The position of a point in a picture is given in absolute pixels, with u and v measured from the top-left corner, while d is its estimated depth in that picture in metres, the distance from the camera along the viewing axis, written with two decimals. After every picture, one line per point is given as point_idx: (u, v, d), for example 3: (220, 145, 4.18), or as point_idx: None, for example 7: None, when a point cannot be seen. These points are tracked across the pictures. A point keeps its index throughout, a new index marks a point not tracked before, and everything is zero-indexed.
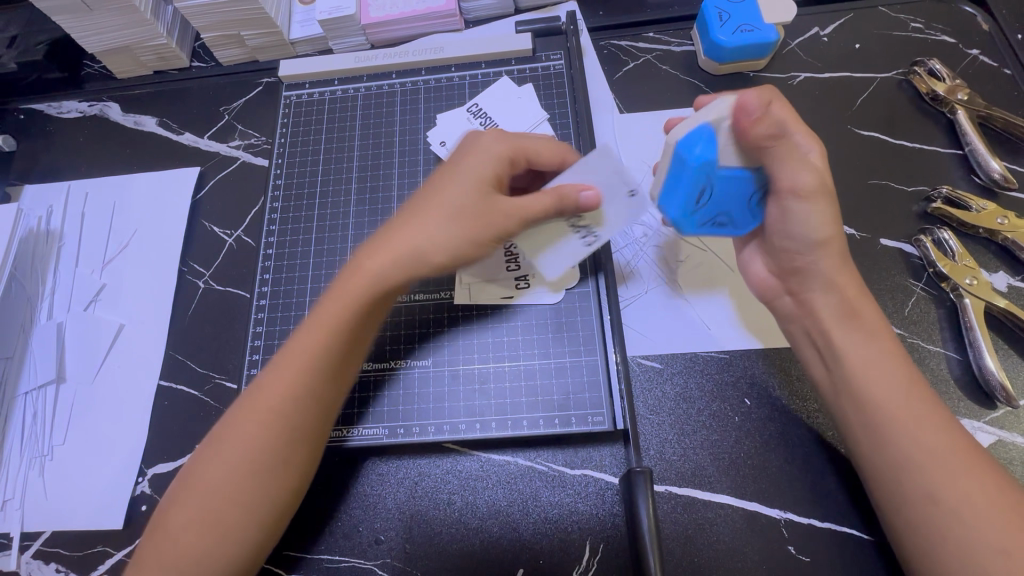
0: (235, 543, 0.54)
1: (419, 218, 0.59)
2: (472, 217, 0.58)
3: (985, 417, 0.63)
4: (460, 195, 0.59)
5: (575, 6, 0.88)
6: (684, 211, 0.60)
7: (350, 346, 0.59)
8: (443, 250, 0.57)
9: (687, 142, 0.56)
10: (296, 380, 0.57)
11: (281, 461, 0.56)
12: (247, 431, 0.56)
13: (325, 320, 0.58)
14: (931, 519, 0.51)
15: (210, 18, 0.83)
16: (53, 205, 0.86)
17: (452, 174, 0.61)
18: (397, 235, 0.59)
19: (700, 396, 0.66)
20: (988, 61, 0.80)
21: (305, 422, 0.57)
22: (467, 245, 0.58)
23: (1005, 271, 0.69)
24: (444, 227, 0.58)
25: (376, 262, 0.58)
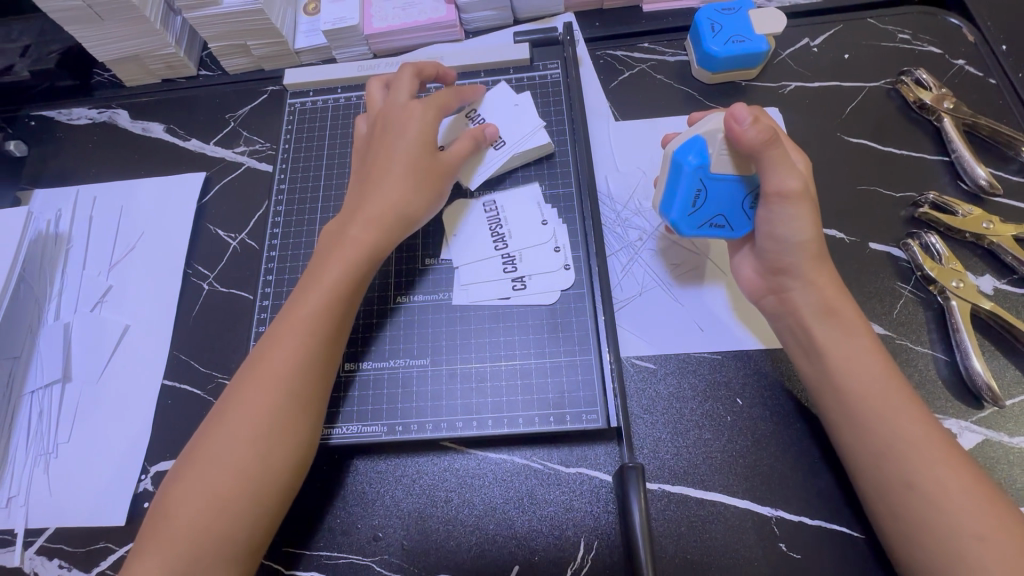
0: (247, 521, 0.56)
1: (383, 185, 0.67)
2: (429, 178, 0.68)
3: (973, 417, 0.64)
4: (408, 161, 0.68)
5: (572, 18, 0.91)
6: (682, 212, 0.64)
7: (346, 310, 0.64)
8: (420, 208, 0.68)
9: (682, 150, 0.61)
10: (296, 340, 0.61)
11: (286, 426, 0.59)
12: (250, 391, 0.59)
13: (320, 282, 0.63)
14: (908, 505, 0.53)
15: (218, 28, 0.85)
16: (62, 208, 0.88)
17: (391, 137, 0.69)
18: (372, 201, 0.66)
19: (692, 395, 0.68)
20: (973, 72, 0.82)
21: (307, 380, 0.60)
22: (428, 196, 0.68)
23: (991, 274, 0.71)
24: (409, 186, 0.67)
25: (362, 230, 0.65)
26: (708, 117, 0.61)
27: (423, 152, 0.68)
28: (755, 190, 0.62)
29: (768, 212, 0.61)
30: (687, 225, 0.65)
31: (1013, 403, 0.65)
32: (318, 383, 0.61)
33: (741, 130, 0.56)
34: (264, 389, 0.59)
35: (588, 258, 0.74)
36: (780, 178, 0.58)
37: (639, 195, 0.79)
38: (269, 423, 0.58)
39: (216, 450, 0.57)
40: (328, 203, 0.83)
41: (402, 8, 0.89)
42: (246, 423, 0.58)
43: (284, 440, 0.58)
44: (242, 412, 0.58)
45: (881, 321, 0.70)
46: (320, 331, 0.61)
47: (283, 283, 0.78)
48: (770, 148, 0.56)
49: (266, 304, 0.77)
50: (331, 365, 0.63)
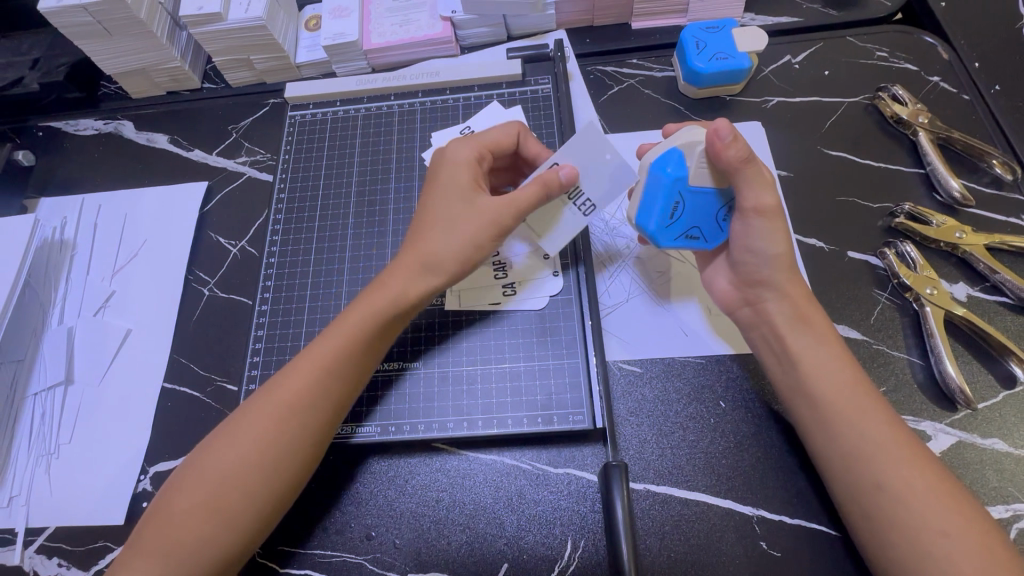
0: (236, 532, 0.58)
1: (424, 232, 0.66)
2: (468, 223, 0.65)
3: (947, 420, 0.67)
4: (448, 206, 0.66)
5: (563, 35, 0.94)
6: (660, 222, 0.65)
7: (369, 355, 0.65)
8: (452, 255, 0.64)
9: (660, 162, 0.64)
10: (314, 376, 0.62)
11: (290, 451, 0.60)
12: (264, 418, 0.61)
13: (348, 324, 0.64)
14: (877, 503, 0.55)
15: (222, 43, 0.89)
16: (68, 216, 0.91)
17: (438, 189, 0.68)
18: (411, 246, 0.67)
19: (677, 398, 0.70)
20: (947, 88, 0.86)
21: (320, 418, 0.62)
22: (472, 246, 0.64)
23: (965, 282, 0.73)
24: (449, 236, 0.65)
25: (396, 278, 0.65)
26: (684, 131, 0.64)
27: (464, 198, 0.66)
28: (727, 203, 0.66)
29: (745, 226, 0.64)
30: (665, 236, 0.66)
31: (985, 406, 0.67)
32: (330, 421, 0.63)
33: (722, 146, 0.59)
34: (277, 418, 0.60)
35: (577, 265, 0.76)
36: (756, 194, 0.61)
37: (627, 204, 0.82)
38: (277, 450, 0.60)
39: (220, 465, 0.59)
40: (326, 212, 0.85)
41: (399, 25, 0.92)
42: (254, 447, 0.59)
43: (288, 469, 0.60)
44: (251, 435, 0.60)
45: (859, 326, 0.72)
46: (340, 371, 0.63)
47: (281, 289, 0.81)
48: (746, 165, 0.60)
49: (265, 309, 0.80)
50: (345, 406, 0.64)
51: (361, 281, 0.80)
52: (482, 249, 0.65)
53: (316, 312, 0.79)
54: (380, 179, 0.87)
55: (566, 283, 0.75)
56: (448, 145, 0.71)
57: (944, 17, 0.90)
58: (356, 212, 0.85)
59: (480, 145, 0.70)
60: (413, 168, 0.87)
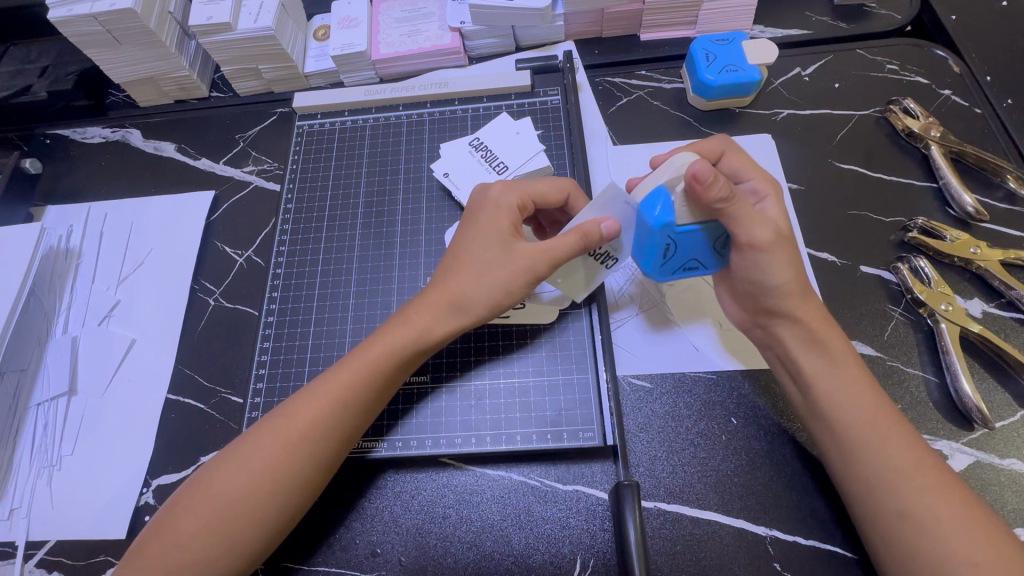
0: (239, 556, 0.57)
1: (455, 273, 0.65)
2: (503, 269, 0.63)
3: (963, 439, 0.66)
4: (484, 250, 0.65)
5: (572, 47, 0.94)
6: (653, 261, 0.66)
7: (387, 385, 0.64)
8: (482, 298, 0.63)
9: (646, 206, 0.62)
10: (332, 407, 0.61)
11: (301, 479, 0.59)
12: (277, 443, 0.60)
13: (370, 356, 0.63)
14: (901, 532, 0.55)
15: (232, 52, 0.89)
16: (74, 224, 0.91)
17: (473, 231, 0.67)
18: (441, 285, 0.65)
19: (688, 414, 0.69)
20: (959, 101, 0.85)
21: (333, 449, 0.61)
22: (504, 293, 0.64)
23: (980, 298, 0.72)
24: (481, 281, 0.64)
25: (421, 306, 0.65)
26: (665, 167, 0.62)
27: (503, 244, 0.65)
28: (722, 234, 0.64)
29: (743, 258, 0.63)
30: (660, 271, 0.68)
31: (1002, 425, 0.66)
32: (341, 451, 0.62)
33: (703, 189, 0.56)
34: (291, 445, 0.60)
35: None
36: (748, 230, 0.60)
37: None
38: (287, 479, 0.59)
39: (229, 487, 0.58)
40: (334, 222, 0.85)
41: (408, 35, 0.93)
42: (266, 472, 0.59)
43: (296, 497, 0.59)
44: (262, 460, 0.59)
45: (872, 342, 0.71)
46: (357, 404, 0.62)
47: (288, 299, 0.80)
48: (730, 205, 0.58)
49: (271, 320, 0.79)
50: (356, 436, 0.63)
51: (369, 292, 0.80)
52: (512, 294, 0.64)
53: (323, 323, 0.78)
54: (388, 189, 0.86)
55: (575, 297, 0.74)
56: (492, 186, 0.70)
57: (954, 30, 0.90)
58: (363, 222, 0.84)
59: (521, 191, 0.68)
60: (421, 179, 0.86)
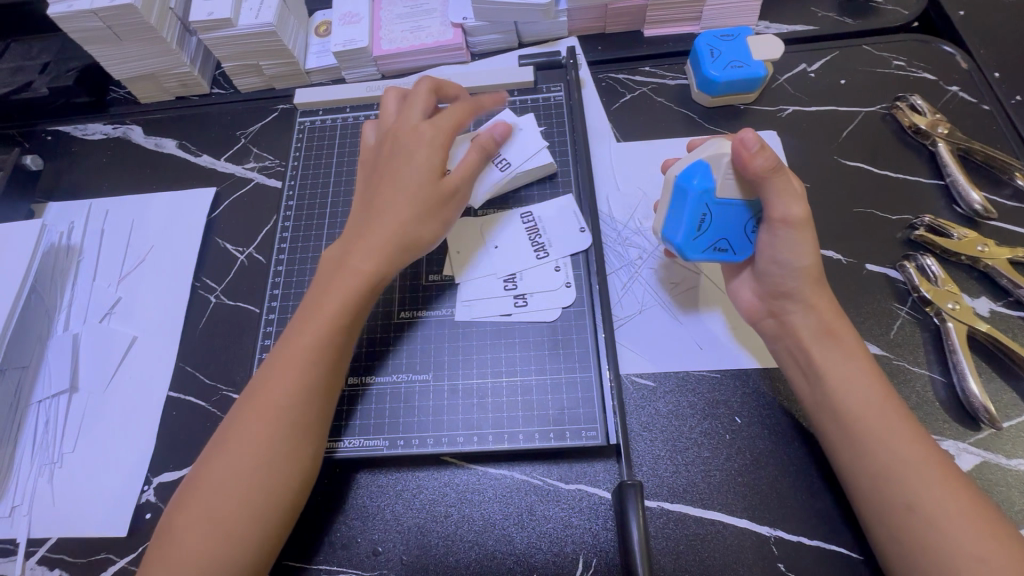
0: (250, 547, 0.57)
1: (392, 216, 0.66)
2: (443, 211, 0.69)
3: (970, 439, 0.65)
4: (412, 183, 0.67)
5: (575, 43, 0.94)
6: (687, 233, 0.64)
7: (344, 346, 0.64)
8: (431, 237, 0.69)
9: (686, 174, 0.63)
10: (296, 369, 0.61)
11: (285, 455, 0.59)
12: (251, 418, 0.60)
13: (323, 313, 0.64)
14: (908, 525, 0.54)
15: (232, 48, 0.88)
16: (75, 221, 0.90)
17: (398, 164, 0.68)
18: (376, 227, 0.66)
19: (691, 413, 0.68)
20: (966, 98, 0.84)
21: (308, 411, 0.61)
22: (435, 226, 0.68)
23: (987, 297, 0.72)
24: (412, 214, 0.67)
25: (358, 252, 0.66)
26: (707, 145, 0.64)
27: (428, 176, 0.68)
28: (756, 214, 0.65)
29: (772, 236, 0.63)
30: (693, 248, 0.65)
31: (1010, 425, 0.66)
32: (319, 413, 0.62)
33: (749, 155, 0.59)
34: (265, 415, 0.60)
35: (590, 275, 0.75)
36: (782, 203, 0.61)
37: (645, 217, 0.81)
38: (270, 451, 0.59)
39: (221, 474, 0.58)
40: (335, 219, 0.84)
41: (410, 31, 0.92)
42: (252, 451, 0.59)
43: (289, 474, 0.59)
44: (245, 438, 0.59)
45: (878, 341, 0.70)
46: (319, 361, 0.62)
47: (289, 297, 0.80)
48: (776, 174, 0.59)
49: (272, 318, 0.79)
50: (331, 394, 0.64)
51: None
52: (443, 226, 0.69)
53: None
54: None
55: (578, 295, 0.74)
56: (415, 120, 0.71)
57: (962, 26, 0.89)
58: None
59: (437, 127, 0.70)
60: None
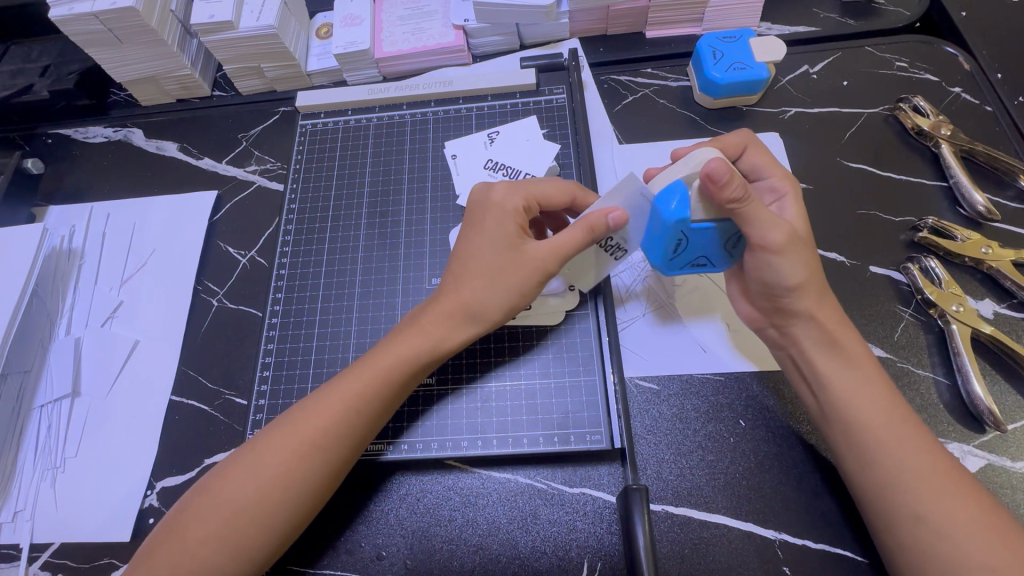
0: (250, 561, 0.57)
1: (460, 276, 0.64)
2: (511, 273, 0.63)
3: (975, 441, 0.65)
4: (494, 252, 0.64)
5: (577, 44, 0.93)
6: (662, 256, 0.67)
7: (395, 395, 0.63)
8: (494, 304, 0.63)
9: (663, 198, 0.61)
10: (338, 412, 0.61)
11: (307, 490, 0.59)
12: (283, 449, 0.59)
13: (379, 362, 0.63)
14: (914, 530, 0.54)
15: (233, 51, 0.88)
16: (76, 225, 0.90)
17: (478, 232, 0.65)
18: (450, 289, 0.65)
19: (696, 417, 0.68)
20: (969, 99, 0.84)
21: (341, 455, 0.60)
22: (516, 295, 0.63)
23: (991, 299, 0.72)
24: (492, 285, 0.63)
25: (433, 318, 0.64)
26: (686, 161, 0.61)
27: (511, 246, 0.64)
28: (733, 234, 0.64)
29: (757, 260, 0.63)
30: (669, 264, 0.68)
31: (1014, 428, 0.66)
32: (351, 458, 0.61)
33: (718, 189, 0.56)
34: (300, 453, 0.59)
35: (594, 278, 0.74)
36: (762, 232, 0.60)
37: None
38: (295, 486, 0.58)
39: (240, 494, 0.58)
40: (338, 222, 0.84)
41: (411, 33, 0.92)
42: (274, 480, 0.58)
43: (304, 505, 0.59)
44: (272, 466, 0.59)
45: (881, 343, 0.70)
46: (365, 410, 0.61)
47: (292, 300, 0.79)
48: (744, 205, 0.58)
49: (275, 322, 0.78)
50: (365, 443, 0.63)
51: (373, 293, 0.79)
52: (526, 296, 0.64)
53: (327, 324, 0.78)
54: (392, 191, 0.85)
55: (582, 298, 0.73)
56: (496, 186, 0.68)
57: (965, 26, 0.89)
58: (367, 222, 0.84)
59: (532, 190, 0.67)
60: (426, 178, 0.86)
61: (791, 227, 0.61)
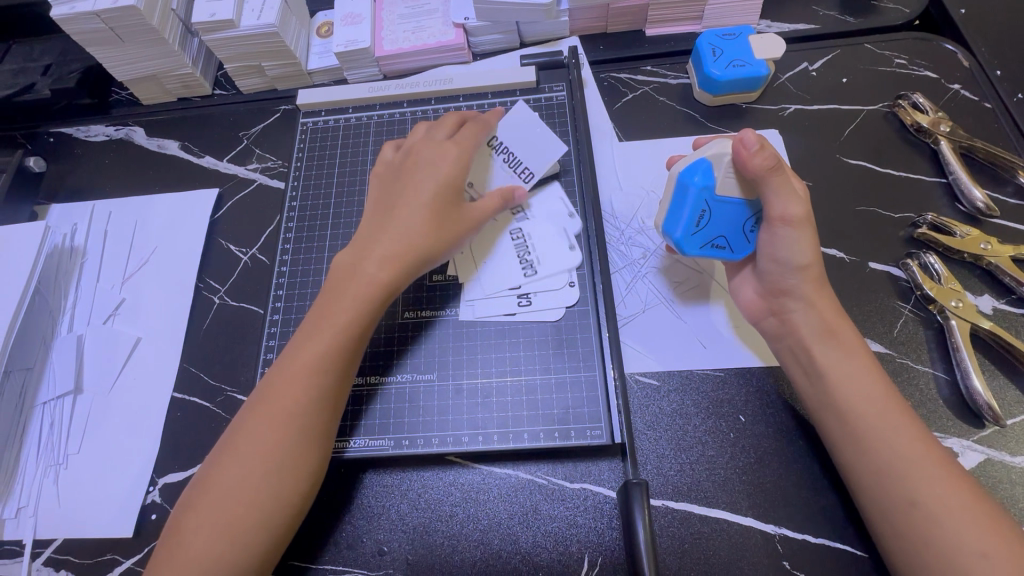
0: (256, 553, 0.57)
1: (397, 228, 0.67)
2: (448, 226, 0.68)
3: (974, 436, 0.65)
4: (430, 205, 0.68)
5: (577, 42, 0.94)
6: (687, 229, 0.65)
7: (353, 349, 0.64)
8: (435, 252, 0.67)
9: (688, 171, 0.65)
10: (307, 377, 0.61)
11: (294, 464, 0.60)
12: (261, 429, 0.60)
13: (332, 320, 0.64)
14: (912, 522, 0.54)
15: (234, 49, 0.88)
16: (78, 223, 0.90)
17: (419, 184, 0.69)
18: (388, 242, 0.66)
19: (695, 412, 0.69)
20: (968, 95, 0.84)
21: (317, 420, 0.61)
22: (450, 244, 0.69)
23: (990, 294, 0.72)
24: (431, 234, 0.67)
25: (374, 267, 0.66)
26: (712, 143, 0.66)
27: (446, 200, 0.69)
28: (755, 214, 0.66)
29: (771, 235, 0.64)
30: (691, 243, 0.66)
31: (1013, 422, 0.66)
32: (328, 421, 0.62)
33: (748, 154, 0.61)
34: (276, 428, 0.60)
35: (593, 275, 0.75)
36: (784, 204, 0.62)
37: (648, 218, 0.81)
38: (283, 457, 0.59)
39: (230, 482, 0.58)
40: (339, 219, 0.85)
41: (412, 31, 0.92)
42: (260, 460, 0.59)
43: (296, 480, 0.59)
44: (262, 443, 0.59)
45: (880, 338, 0.71)
46: (330, 370, 0.62)
47: (293, 297, 0.80)
48: (775, 174, 0.61)
49: (276, 319, 0.79)
50: (338, 403, 0.64)
51: None
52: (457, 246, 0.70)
53: None
54: None
55: (582, 294, 0.74)
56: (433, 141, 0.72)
57: (964, 23, 0.89)
58: None
59: (462, 143, 0.72)
60: None
61: (807, 204, 0.63)
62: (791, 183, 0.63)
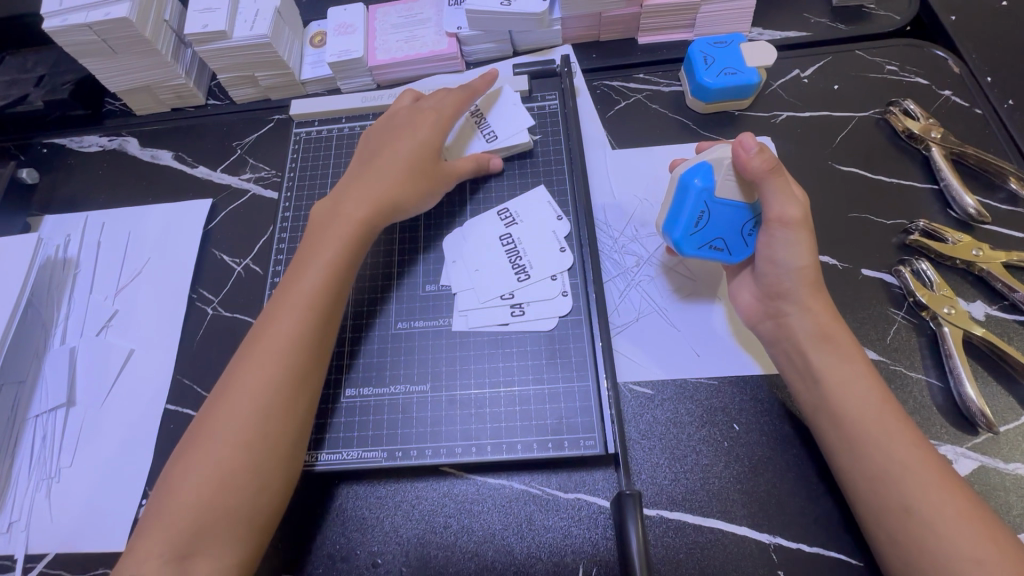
0: (248, 500, 0.57)
1: (380, 177, 0.72)
2: (424, 179, 0.74)
3: (967, 443, 0.65)
4: (408, 159, 0.74)
5: (569, 50, 0.94)
6: (685, 230, 0.66)
7: (339, 286, 0.67)
8: (412, 203, 0.74)
9: (690, 173, 0.65)
10: (295, 314, 0.64)
11: (283, 400, 0.61)
12: (250, 368, 0.61)
13: (318, 260, 0.67)
14: (907, 529, 0.54)
15: (226, 60, 0.88)
16: (71, 234, 0.90)
17: (399, 140, 0.75)
18: (373, 190, 0.71)
19: (690, 421, 0.68)
20: (959, 102, 0.85)
21: (305, 356, 0.63)
22: (426, 198, 0.75)
23: (983, 300, 0.72)
24: (410, 184, 0.73)
25: (358, 211, 0.70)
26: (714, 147, 0.66)
27: (425, 155, 0.75)
28: (755, 217, 0.66)
29: (769, 238, 0.65)
30: (690, 244, 0.67)
31: (1007, 429, 0.66)
32: (316, 359, 0.64)
33: (748, 156, 0.61)
34: (264, 364, 0.61)
35: (586, 284, 0.75)
36: (782, 205, 0.62)
37: (642, 226, 0.81)
38: (272, 394, 0.60)
39: (221, 423, 0.59)
40: None
41: (405, 41, 0.92)
42: (249, 397, 0.60)
43: (286, 417, 0.60)
44: (247, 384, 0.60)
45: (873, 345, 0.71)
46: (317, 307, 0.64)
47: None
48: (774, 176, 0.61)
49: None
50: (326, 343, 0.65)
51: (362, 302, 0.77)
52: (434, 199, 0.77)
53: None
54: None
55: (575, 303, 0.74)
56: (413, 106, 0.79)
57: (954, 30, 0.89)
58: None
59: (441, 111, 0.78)
60: None
61: (806, 207, 0.63)
62: (791, 185, 0.63)
